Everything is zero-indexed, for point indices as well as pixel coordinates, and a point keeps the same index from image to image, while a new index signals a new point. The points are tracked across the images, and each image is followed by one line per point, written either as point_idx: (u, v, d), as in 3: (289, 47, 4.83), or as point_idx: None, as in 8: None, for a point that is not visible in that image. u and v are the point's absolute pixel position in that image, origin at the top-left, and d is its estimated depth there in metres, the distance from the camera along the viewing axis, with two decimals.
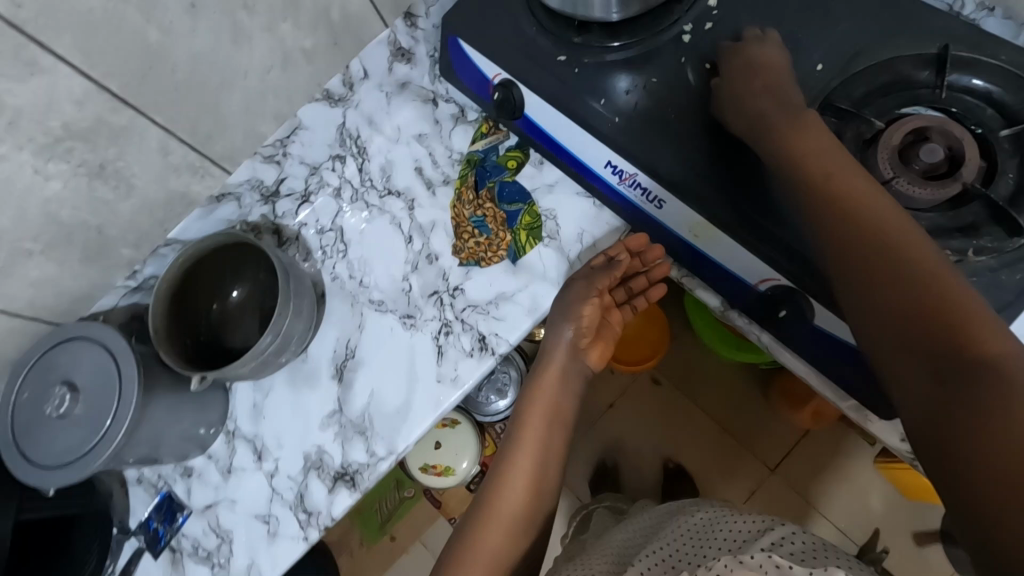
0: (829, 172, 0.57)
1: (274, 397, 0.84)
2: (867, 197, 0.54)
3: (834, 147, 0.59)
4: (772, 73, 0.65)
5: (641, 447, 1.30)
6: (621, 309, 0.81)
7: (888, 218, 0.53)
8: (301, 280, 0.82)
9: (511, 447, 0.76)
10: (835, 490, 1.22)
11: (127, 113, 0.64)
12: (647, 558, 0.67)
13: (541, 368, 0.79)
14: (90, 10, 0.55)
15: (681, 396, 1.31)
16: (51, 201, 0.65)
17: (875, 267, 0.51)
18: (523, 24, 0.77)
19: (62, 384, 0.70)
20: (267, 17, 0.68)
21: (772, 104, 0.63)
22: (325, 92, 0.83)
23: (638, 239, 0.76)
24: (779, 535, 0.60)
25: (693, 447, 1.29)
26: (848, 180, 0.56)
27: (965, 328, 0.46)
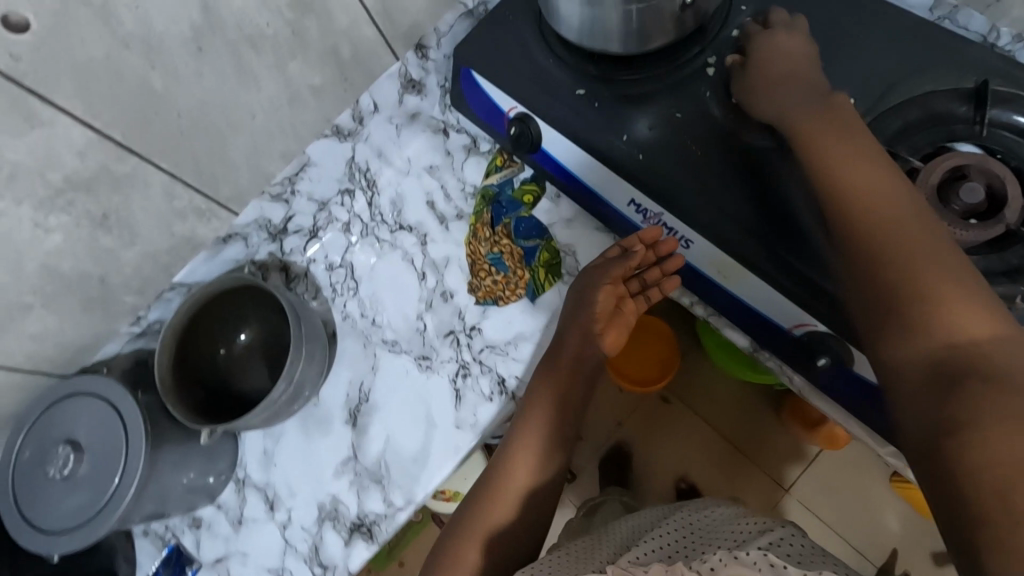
0: (835, 153, 0.53)
1: (286, 443, 0.81)
2: (874, 179, 0.50)
3: (846, 128, 0.54)
4: (784, 61, 0.61)
5: (654, 465, 1.19)
6: (636, 302, 0.71)
7: (896, 202, 0.49)
8: (313, 323, 0.79)
9: (512, 442, 0.70)
10: (852, 505, 1.12)
11: (131, 161, 0.61)
12: (647, 541, 0.61)
13: (549, 368, 0.73)
14: (91, 59, 0.52)
15: (697, 414, 1.19)
16: (51, 253, 0.61)
17: (876, 245, 0.47)
18: (538, 57, 0.74)
19: (65, 444, 0.67)
20: (275, 56, 0.65)
21: (782, 93, 0.59)
22: (334, 127, 0.81)
23: (652, 230, 0.69)
24: (775, 535, 0.55)
25: (710, 463, 1.18)
26: (853, 161, 0.52)
27: (969, 323, 0.42)
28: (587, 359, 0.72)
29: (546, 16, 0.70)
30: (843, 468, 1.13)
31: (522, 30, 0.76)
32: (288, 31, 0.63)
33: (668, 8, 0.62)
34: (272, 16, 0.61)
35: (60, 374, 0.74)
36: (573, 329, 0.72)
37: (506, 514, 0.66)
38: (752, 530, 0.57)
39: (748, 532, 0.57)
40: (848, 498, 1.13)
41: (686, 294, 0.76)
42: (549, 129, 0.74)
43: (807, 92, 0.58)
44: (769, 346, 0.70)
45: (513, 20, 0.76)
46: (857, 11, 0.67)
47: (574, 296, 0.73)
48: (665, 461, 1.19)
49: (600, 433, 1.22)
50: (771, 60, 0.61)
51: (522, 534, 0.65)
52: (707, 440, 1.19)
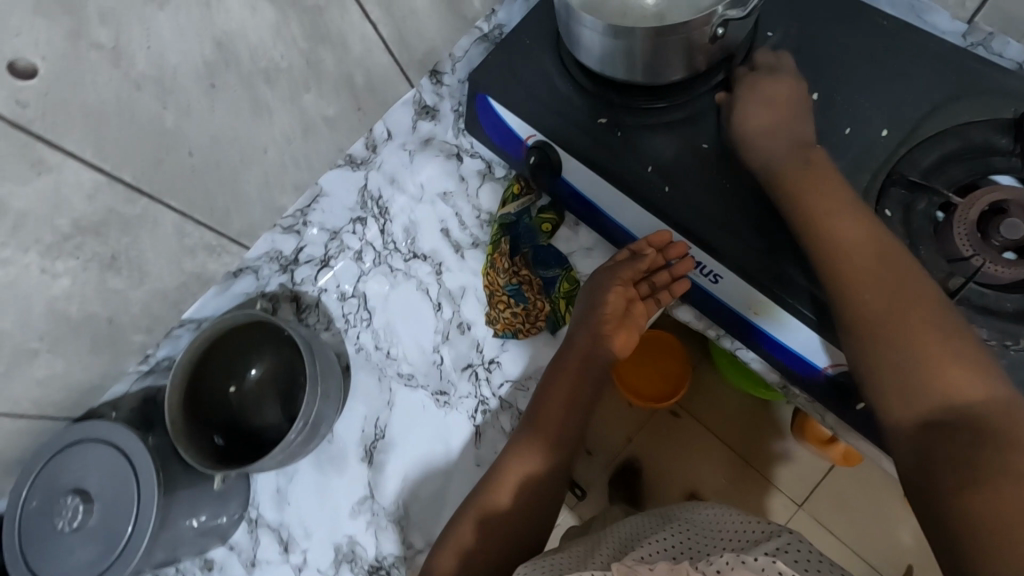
0: (827, 214, 0.57)
1: (299, 481, 0.79)
2: (864, 242, 0.55)
3: (834, 187, 0.58)
4: (770, 111, 0.63)
5: (664, 480, 1.11)
6: (646, 304, 0.71)
7: (883, 265, 0.53)
8: (327, 357, 0.77)
9: (522, 438, 0.70)
10: (865, 522, 1.07)
11: (141, 201, 0.59)
12: (648, 545, 0.60)
13: (558, 366, 0.72)
14: (101, 102, 0.50)
15: (707, 429, 1.12)
16: (58, 298, 0.59)
17: (873, 310, 0.52)
18: (557, 82, 0.71)
19: (72, 495, 0.65)
20: (290, 89, 0.63)
21: (772, 145, 0.62)
22: (347, 156, 0.77)
23: (662, 233, 0.67)
24: (783, 540, 0.53)
25: (722, 480, 1.10)
26: (844, 223, 0.56)
27: (956, 377, 0.47)
28: (597, 360, 0.70)
29: (567, 42, 0.67)
30: (855, 484, 1.08)
31: (541, 54, 0.73)
32: (303, 63, 0.61)
33: (697, 39, 0.60)
34: (288, 49, 0.59)
35: (66, 417, 0.71)
36: (586, 322, 0.71)
37: (508, 511, 0.65)
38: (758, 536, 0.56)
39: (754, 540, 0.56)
40: (863, 517, 1.07)
41: (713, 327, 0.75)
42: (570, 158, 0.71)
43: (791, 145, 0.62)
44: (798, 384, 0.69)
45: (530, 44, 0.73)
46: (889, 37, 0.65)
47: (585, 296, 0.73)
48: (676, 477, 1.11)
49: (606, 449, 1.13)
50: (750, 109, 0.63)
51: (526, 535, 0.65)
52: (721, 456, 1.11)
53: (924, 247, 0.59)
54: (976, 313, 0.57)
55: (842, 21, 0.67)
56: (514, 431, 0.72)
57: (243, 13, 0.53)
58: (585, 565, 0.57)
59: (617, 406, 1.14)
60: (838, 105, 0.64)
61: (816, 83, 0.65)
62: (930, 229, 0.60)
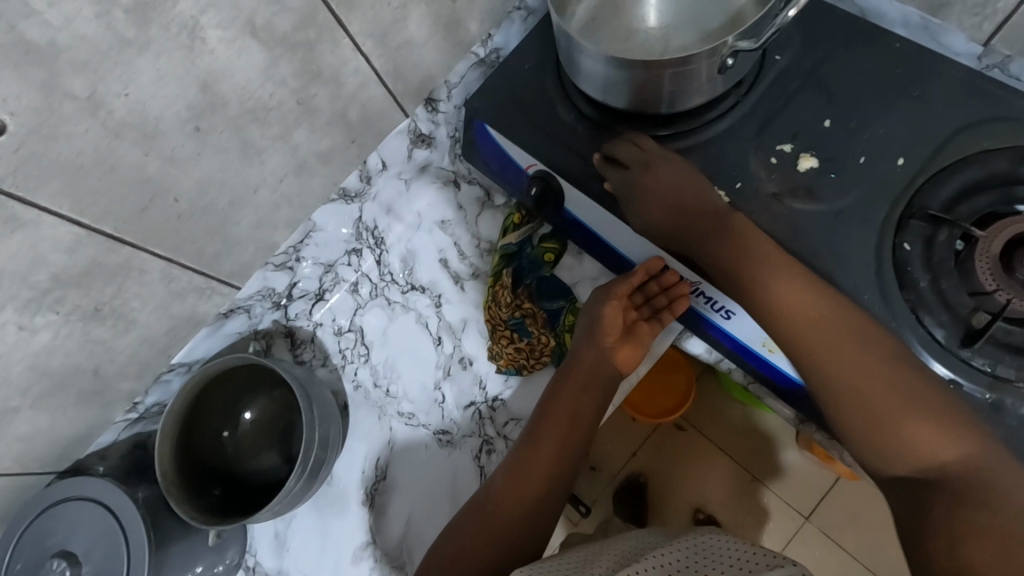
0: (780, 297, 0.55)
1: (298, 526, 0.77)
2: (823, 317, 0.54)
3: (783, 264, 0.57)
4: (701, 192, 0.61)
5: (669, 496, 1.06)
6: (648, 324, 0.68)
7: (843, 336, 0.53)
8: (324, 399, 0.74)
9: (529, 437, 0.66)
10: (874, 536, 1.01)
11: (125, 251, 0.56)
12: (648, 559, 0.54)
13: (565, 374, 0.68)
14: (80, 153, 0.47)
15: (712, 443, 1.07)
16: (40, 353, 0.56)
17: (836, 384, 0.52)
18: (560, 112, 0.69)
19: (56, 560, 0.61)
20: (280, 127, 0.60)
21: (687, 219, 0.61)
22: (341, 190, 0.74)
23: (654, 261, 0.67)
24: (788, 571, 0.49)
25: (727, 495, 1.05)
26: (799, 299, 0.55)
27: (919, 434, 0.49)
28: (601, 373, 0.67)
29: (568, 69, 0.64)
30: (863, 498, 1.02)
31: (543, 82, 0.70)
32: (293, 101, 0.59)
33: (706, 68, 0.57)
34: (277, 87, 0.56)
35: (52, 470, 0.68)
36: (588, 332, 0.69)
37: (509, 508, 0.61)
38: (763, 564, 0.51)
39: (758, 566, 0.51)
40: (877, 531, 1.02)
41: (724, 359, 0.71)
42: (573, 189, 0.68)
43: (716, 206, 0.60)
44: (814, 419, 0.65)
45: (529, 70, 0.71)
46: (900, 63, 0.63)
47: (582, 318, 0.71)
48: (681, 495, 1.06)
49: (609, 466, 1.08)
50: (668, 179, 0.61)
51: (523, 543, 0.60)
52: (725, 471, 1.06)
53: (947, 280, 0.57)
54: (1000, 351, 0.55)
55: (853, 45, 0.65)
56: (520, 434, 0.68)
57: (229, 54, 0.50)
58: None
59: (621, 422, 1.10)
60: (852, 132, 0.62)
61: (827, 111, 0.63)
62: (953, 263, 0.57)
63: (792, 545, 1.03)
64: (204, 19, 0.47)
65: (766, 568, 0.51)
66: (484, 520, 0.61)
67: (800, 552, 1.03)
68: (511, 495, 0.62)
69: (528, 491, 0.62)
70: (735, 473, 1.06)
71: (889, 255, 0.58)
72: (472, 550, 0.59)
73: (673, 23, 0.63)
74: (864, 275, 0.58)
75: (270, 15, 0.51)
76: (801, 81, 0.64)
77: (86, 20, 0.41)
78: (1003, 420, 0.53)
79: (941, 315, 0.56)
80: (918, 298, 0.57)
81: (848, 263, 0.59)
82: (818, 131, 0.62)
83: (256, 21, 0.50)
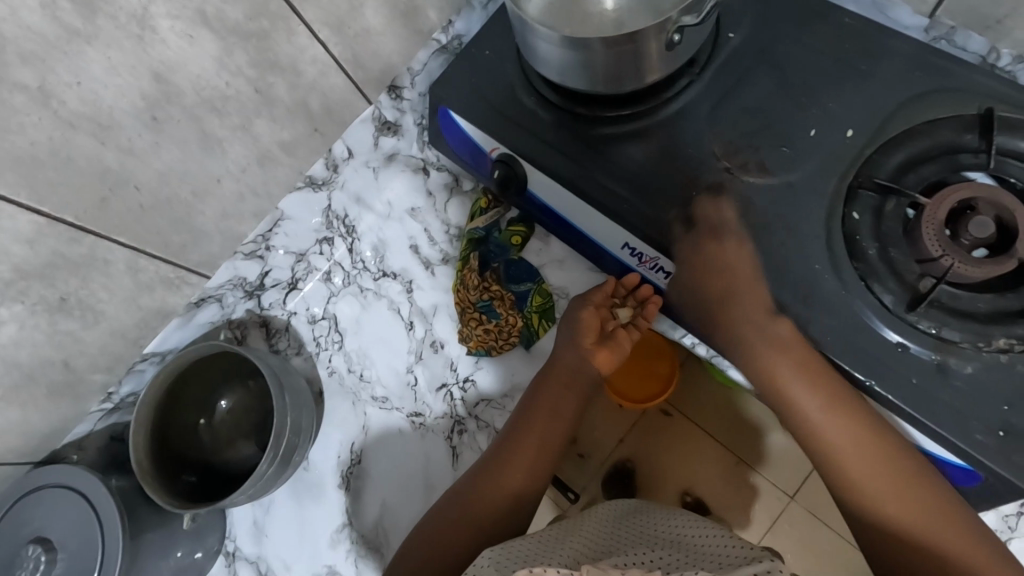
0: (817, 417, 0.58)
1: (275, 512, 0.78)
2: (832, 415, 0.58)
3: (804, 360, 0.58)
4: (740, 303, 0.62)
5: (651, 480, 1.01)
6: (626, 329, 0.70)
7: (844, 427, 0.57)
8: (297, 386, 0.75)
9: (507, 443, 0.66)
10: None
11: (88, 241, 0.57)
12: (627, 555, 0.55)
13: (546, 376, 0.69)
14: (33, 144, 0.48)
15: (696, 425, 1.02)
16: (6, 345, 0.57)
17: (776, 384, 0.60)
18: (521, 96, 0.69)
19: (32, 546, 0.63)
20: (239, 117, 0.61)
21: (646, 199, 0.64)
22: (307, 178, 0.76)
23: (632, 276, 0.71)
24: (760, 566, 0.49)
25: (714, 476, 1.01)
26: (834, 424, 0.57)
27: (830, 427, 0.58)
28: (585, 375, 0.68)
29: (524, 51, 0.65)
30: None
31: (501, 65, 0.71)
32: (251, 89, 0.60)
33: (656, 46, 0.59)
34: (233, 76, 0.57)
35: (28, 461, 0.69)
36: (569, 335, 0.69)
37: (493, 501, 0.62)
38: (741, 558, 0.52)
39: (736, 561, 0.52)
40: None
41: (687, 334, 0.75)
42: (535, 171, 0.69)
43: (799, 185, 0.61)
44: None
45: (490, 54, 0.72)
46: (849, 37, 0.65)
47: (562, 325, 0.72)
48: (665, 477, 1.01)
49: (595, 453, 1.03)
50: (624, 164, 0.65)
51: (498, 530, 0.60)
52: (713, 454, 1.01)
53: (896, 249, 0.57)
54: (946, 315, 0.56)
55: (804, 22, 0.66)
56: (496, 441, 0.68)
57: (181, 44, 0.51)
58: (550, 559, 0.52)
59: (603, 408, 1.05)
60: (722, 226, 0.62)
61: (776, 86, 0.64)
62: (902, 234, 0.58)
63: (777, 528, 0.98)
64: (154, 8, 0.48)
65: (744, 560, 0.52)
66: (461, 514, 0.61)
67: (784, 532, 0.98)
68: (490, 489, 0.62)
69: (508, 486, 0.63)
70: (720, 457, 1.01)
71: (838, 225, 0.59)
72: (452, 538, 0.59)
73: (625, 5, 0.64)
74: (813, 247, 0.60)
75: (221, 4, 0.51)
76: (750, 59, 0.66)
77: (31, 11, 0.42)
78: (948, 382, 0.55)
79: (889, 282, 0.57)
80: (867, 267, 0.58)
81: (796, 233, 0.60)
82: (767, 108, 0.64)
83: (208, 10, 0.51)
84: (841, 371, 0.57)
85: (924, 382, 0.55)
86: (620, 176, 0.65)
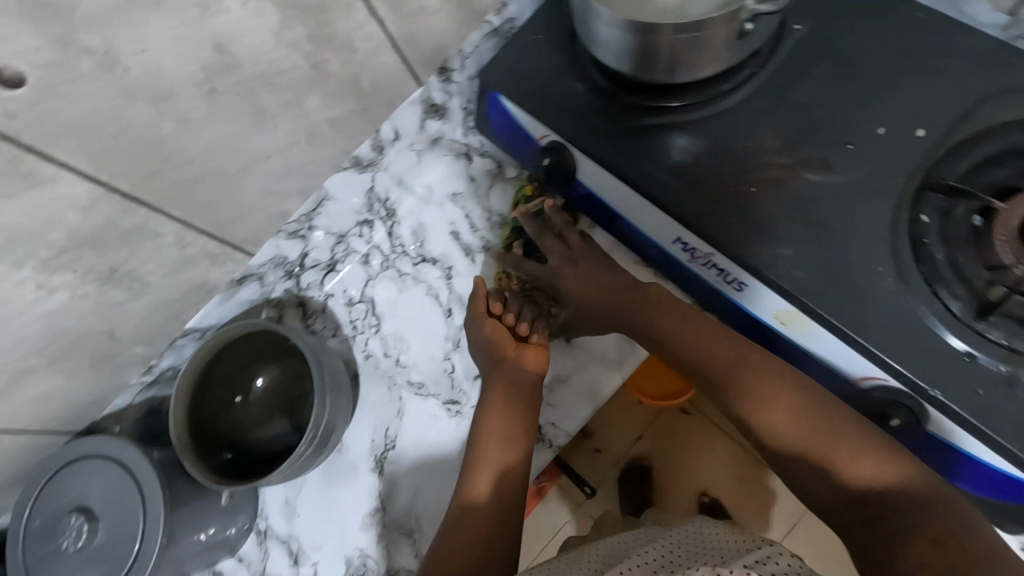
0: (781, 428, 0.56)
1: (307, 492, 0.78)
2: (789, 414, 0.56)
3: (748, 360, 0.59)
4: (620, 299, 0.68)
5: (673, 478, 1.00)
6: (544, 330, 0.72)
7: (805, 430, 0.55)
8: (335, 366, 0.74)
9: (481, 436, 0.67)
10: None
11: (140, 212, 0.57)
12: (632, 558, 0.55)
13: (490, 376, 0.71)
14: (95, 111, 0.48)
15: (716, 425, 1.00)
16: (55, 313, 0.56)
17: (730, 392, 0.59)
18: (573, 82, 0.68)
19: (75, 515, 0.63)
20: (292, 92, 0.60)
21: (702, 193, 0.62)
22: (353, 159, 0.76)
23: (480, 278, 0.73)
24: (763, 554, 0.49)
25: (731, 477, 0.99)
26: (793, 427, 0.55)
27: (790, 434, 0.55)
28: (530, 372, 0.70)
29: (582, 35, 0.63)
30: None
31: (554, 49, 0.69)
32: (306, 65, 0.59)
33: (723, 34, 0.57)
34: (290, 50, 0.56)
35: (68, 431, 0.70)
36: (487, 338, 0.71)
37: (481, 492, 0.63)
38: (740, 549, 0.52)
39: (734, 551, 0.52)
40: None
41: None
42: (585, 159, 0.68)
43: (863, 184, 0.59)
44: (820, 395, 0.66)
45: (542, 38, 0.70)
46: (921, 32, 0.62)
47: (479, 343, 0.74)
48: (685, 476, 1.00)
49: (613, 448, 1.02)
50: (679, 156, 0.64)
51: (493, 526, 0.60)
52: (732, 455, 1.00)
53: (962, 253, 0.56)
54: (1017, 325, 0.53)
55: (873, 15, 0.64)
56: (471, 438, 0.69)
57: (243, 14, 0.50)
58: None
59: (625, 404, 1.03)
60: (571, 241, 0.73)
61: (841, 80, 0.62)
62: (970, 238, 0.56)
63: (795, 532, 0.96)
64: None
65: (742, 550, 0.52)
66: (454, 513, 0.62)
67: (802, 538, 0.96)
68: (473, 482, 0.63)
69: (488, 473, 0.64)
70: (738, 459, 0.99)
71: (905, 227, 0.57)
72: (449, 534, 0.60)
73: None
74: (877, 249, 0.58)
75: None
76: (815, 51, 0.63)
77: None
78: (1015, 394, 0.53)
79: (956, 288, 0.55)
80: (932, 270, 0.56)
81: (860, 234, 0.58)
82: (831, 103, 0.62)
83: None
84: (904, 379, 0.55)
85: (990, 394, 0.53)
86: (675, 168, 0.64)
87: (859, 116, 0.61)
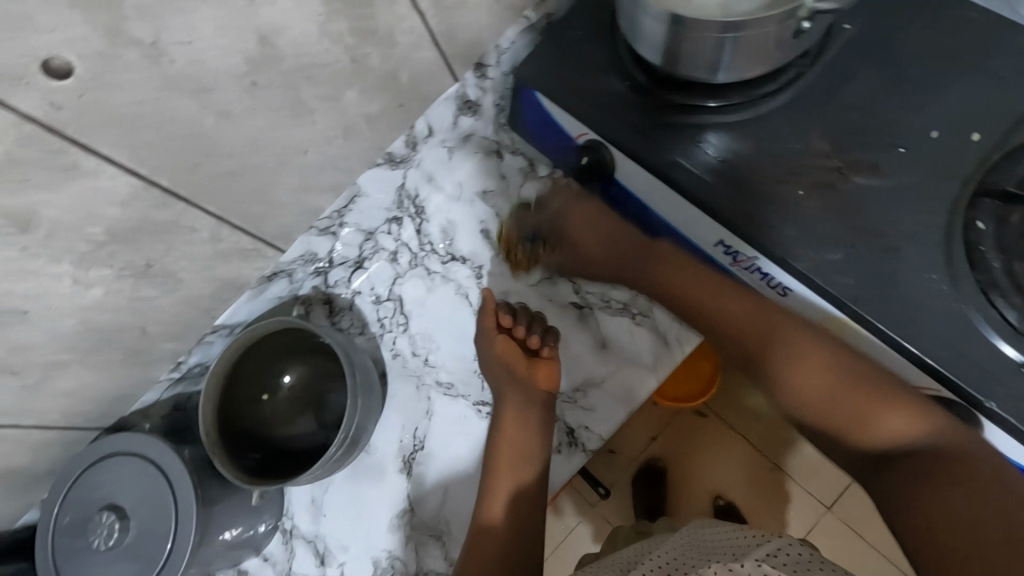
0: (811, 382, 0.60)
1: (334, 492, 0.77)
2: (816, 363, 0.60)
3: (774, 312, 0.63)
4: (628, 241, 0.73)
5: (690, 480, 0.98)
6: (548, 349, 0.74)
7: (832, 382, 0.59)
8: (365, 365, 0.73)
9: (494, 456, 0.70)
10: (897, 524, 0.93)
11: (178, 206, 0.55)
12: (648, 563, 0.55)
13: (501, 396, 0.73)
14: (140, 102, 0.47)
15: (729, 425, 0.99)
16: (90, 307, 0.56)
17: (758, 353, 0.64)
18: (612, 79, 0.66)
19: (106, 513, 0.62)
20: (331, 86, 0.59)
21: (749, 194, 0.61)
22: (387, 155, 0.75)
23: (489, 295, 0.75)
24: (772, 546, 0.48)
25: (745, 480, 0.97)
26: (824, 380, 0.59)
27: (819, 386, 0.60)
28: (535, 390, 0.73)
29: (626, 32, 0.62)
30: None
31: (594, 46, 0.68)
32: (347, 59, 0.58)
33: (778, 33, 0.55)
34: (333, 43, 0.55)
35: (96, 427, 0.68)
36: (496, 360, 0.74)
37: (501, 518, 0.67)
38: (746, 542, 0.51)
39: (740, 545, 0.51)
40: None
41: None
42: (624, 159, 0.66)
43: (915, 188, 0.58)
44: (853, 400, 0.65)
45: (582, 34, 0.69)
46: (975, 33, 0.61)
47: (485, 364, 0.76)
48: (699, 477, 0.98)
49: (626, 448, 1.00)
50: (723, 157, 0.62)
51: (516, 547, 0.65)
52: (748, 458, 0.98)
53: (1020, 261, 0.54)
54: None
55: (925, 15, 0.62)
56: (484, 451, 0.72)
57: (289, 5, 0.49)
58: None
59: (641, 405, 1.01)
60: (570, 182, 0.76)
61: (892, 81, 0.61)
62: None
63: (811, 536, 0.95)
64: None
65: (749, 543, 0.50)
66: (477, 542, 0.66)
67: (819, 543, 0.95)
68: (493, 511, 0.67)
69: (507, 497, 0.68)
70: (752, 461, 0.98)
71: (960, 234, 0.56)
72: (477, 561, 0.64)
73: None
74: (930, 256, 0.56)
75: None
76: (865, 52, 0.62)
77: None
78: None
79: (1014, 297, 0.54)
80: (989, 279, 0.55)
81: (912, 240, 0.57)
82: (881, 104, 0.60)
83: None
84: (960, 392, 0.54)
85: None
86: (718, 169, 0.62)
87: (910, 119, 0.60)
